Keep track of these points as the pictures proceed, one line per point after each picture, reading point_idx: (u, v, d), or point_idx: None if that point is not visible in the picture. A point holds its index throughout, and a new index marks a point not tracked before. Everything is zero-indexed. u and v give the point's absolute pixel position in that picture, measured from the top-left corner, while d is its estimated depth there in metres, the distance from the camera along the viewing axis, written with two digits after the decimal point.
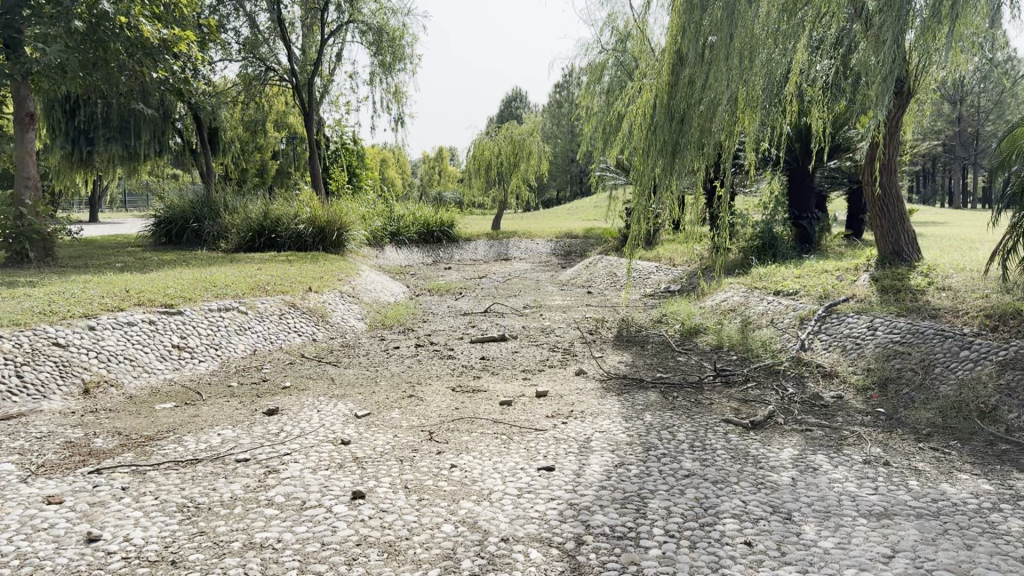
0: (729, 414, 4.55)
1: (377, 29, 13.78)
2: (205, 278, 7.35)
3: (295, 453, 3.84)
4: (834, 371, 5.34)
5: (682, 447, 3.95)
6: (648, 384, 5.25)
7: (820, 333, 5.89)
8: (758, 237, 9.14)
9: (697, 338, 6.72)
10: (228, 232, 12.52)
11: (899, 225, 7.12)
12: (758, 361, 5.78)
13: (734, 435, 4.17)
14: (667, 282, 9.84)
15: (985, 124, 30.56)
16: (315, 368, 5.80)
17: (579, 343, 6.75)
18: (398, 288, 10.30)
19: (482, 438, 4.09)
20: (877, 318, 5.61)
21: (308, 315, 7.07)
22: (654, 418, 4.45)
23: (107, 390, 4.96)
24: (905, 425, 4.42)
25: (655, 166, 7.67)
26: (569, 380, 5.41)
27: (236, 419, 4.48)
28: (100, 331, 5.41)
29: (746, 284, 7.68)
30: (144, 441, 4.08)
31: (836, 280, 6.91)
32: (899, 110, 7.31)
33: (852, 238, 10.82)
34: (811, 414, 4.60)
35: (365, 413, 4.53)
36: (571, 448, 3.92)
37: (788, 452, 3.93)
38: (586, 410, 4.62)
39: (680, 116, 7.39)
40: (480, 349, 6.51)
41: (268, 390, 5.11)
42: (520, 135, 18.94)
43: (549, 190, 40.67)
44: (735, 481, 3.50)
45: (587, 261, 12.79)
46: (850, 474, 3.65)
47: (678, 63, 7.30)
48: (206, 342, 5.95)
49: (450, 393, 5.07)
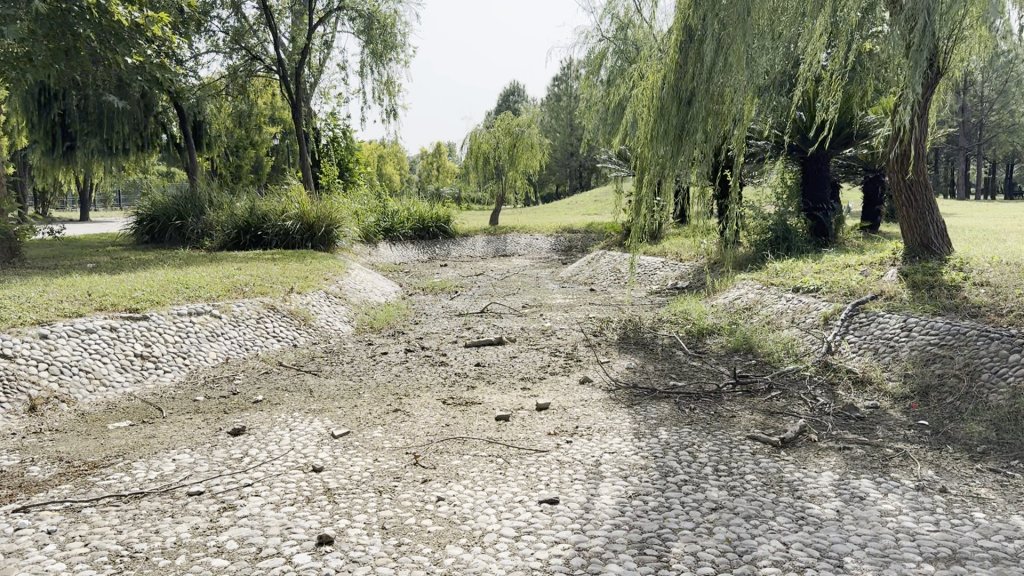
0: (754, 430, 4.02)
1: (367, 17, 13.21)
2: (177, 279, 6.81)
3: (257, 484, 3.32)
4: (866, 378, 4.81)
5: (706, 471, 3.43)
6: (660, 395, 4.71)
7: (849, 334, 5.36)
8: (771, 230, 8.63)
9: (710, 340, 6.19)
10: (212, 230, 11.95)
11: (927, 215, 6.55)
12: (781, 367, 5.25)
13: (764, 456, 3.64)
14: (673, 279, 9.33)
15: (991, 114, 29.79)
16: (293, 378, 5.27)
17: (582, 346, 6.22)
18: (389, 287, 9.78)
19: (475, 463, 3.56)
20: (911, 317, 5.08)
21: (288, 319, 6.54)
22: (670, 435, 3.92)
23: (57, 406, 4.43)
24: (954, 441, 3.89)
25: (661, 153, 7.10)
26: (573, 390, 4.89)
27: (195, 441, 3.95)
28: (54, 340, 4.88)
29: (762, 280, 7.17)
30: (87, 469, 3.56)
31: (860, 276, 6.36)
32: (928, 92, 6.62)
33: (869, 229, 10.26)
34: (848, 429, 4.07)
35: (344, 432, 4.00)
36: (577, 474, 3.39)
37: (826, 477, 3.41)
38: (593, 427, 4.09)
39: (687, 98, 6.81)
40: (475, 354, 5.98)
41: (237, 405, 4.58)
42: (518, 128, 18.26)
43: (549, 184, 40.15)
44: (772, 516, 2.98)
45: (589, 256, 12.25)
46: (904, 505, 3.11)
47: (687, 40, 6.71)
48: (173, 350, 5.41)
49: (441, 406, 4.54)
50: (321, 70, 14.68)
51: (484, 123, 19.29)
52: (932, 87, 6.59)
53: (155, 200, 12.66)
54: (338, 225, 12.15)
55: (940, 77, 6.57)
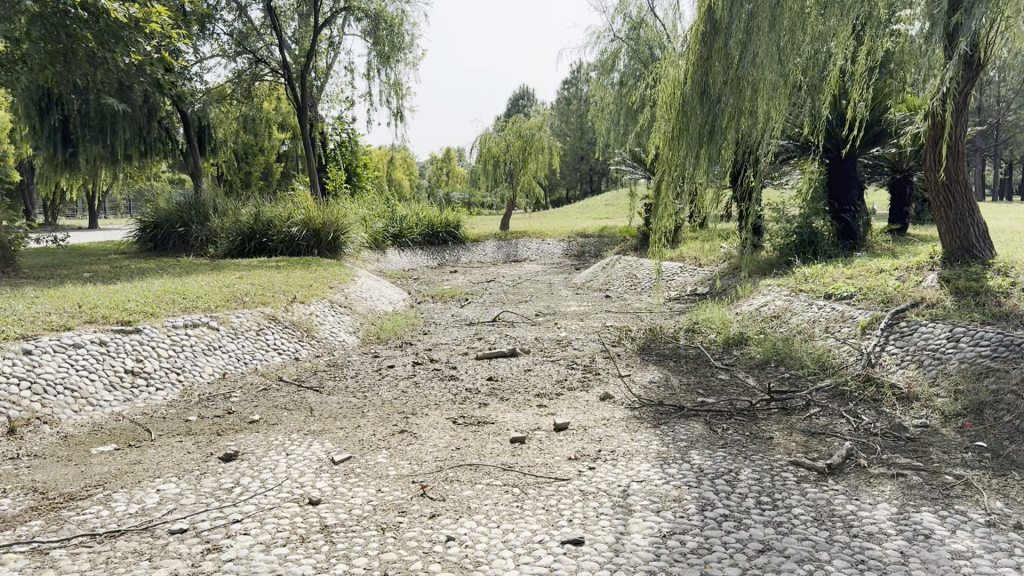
0: (796, 454, 3.66)
1: (374, 16, 12.92)
2: (174, 289, 6.49)
3: (247, 520, 2.98)
4: (913, 394, 4.43)
5: (748, 505, 3.07)
6: (688, 413, 4.34)
7: (889, 344, 4.99)
8: (796, 233, 8.22)
9: (738, 351, 5.82)
10: (217, 237, 11.62)
11: (967, 217, 6.16)
12: (817, 381, 4.88)
13: (810, 485, 3.29)
14: (693, 284, 8.95)
15: (1009, 114, 29.07)
16: (294, 395, 4.92)
17: (601, 357, 5.86)
18: (397, 294, 9.46)
19: (488, 494, 3.21)
20: (958, 326, 4.71)
21: (291, 330, 6.22)
22: (703, 460, 3.56)
23: (39, 428, 4.09)
24: (1020, 465, 3.49)
25: (683, 154, 6.66)
26: (592, 407, 4.54)
27: (182, 468, 3.61)
28: (38, 356, 4.54)
29: (790, 287, 6.79)
30: (62, 502, 3.22)
31: (897, 281, 5.99)
32: (965, 85, 6.04)
33: (897, 231, 9.85)
34: (899, 452, 3.71)
35: (346, 458, 3.65)
36: (603, 508, 3.03)
37: (883, 511, 3.05)
38: (618, 450, 3.74)
39: (714, 93, 6.35)
40: (487, 367, 5.64)
41: (231, 426, 4.24)
42: (529, 130, 17.96)
43: (559, 189, 39.79)
44: (827, 559, 2.62)
45: (603, 261, 11.91)
46: (977, 546, 2.74)
47: (712, 31, 6.24)
48: (167, 365, 5.08)
49: (451, 427, 4.19)
50: (328, 72, 14.43)
51: (494, 127, 18.94)
52: (971, 79, 6.00)
53: (157, 206, 12.35)
54: (346, 232, 11.88)
55: (981, 68, 5.99)
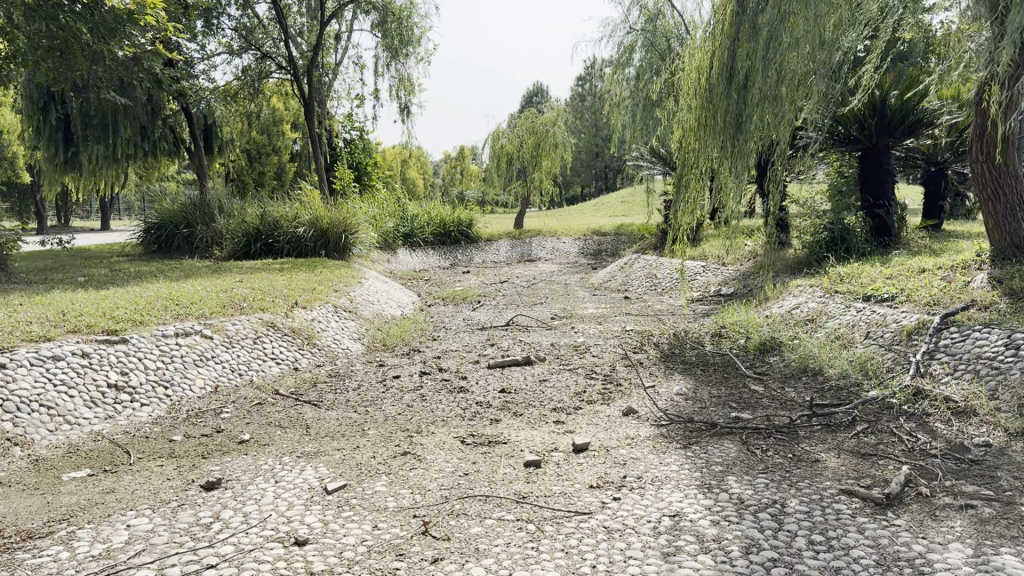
0: (848, 482, 3.23)
1: (382, 9, 12.50)
2: (168, 294, 6.12)
3: (222, 566, 2.59)
4: (970, 408, 3.98)
5: (802, 546, 2.66)
6: (721, 431, 3.92)
7: (939, 353, 4.54)
8: (826, 231, 7.75)
9: (771, 359, 5.39)
10: (222, 239, 11.28)
11: (1018, 211, 5.68)
12: (862, 392, 4.44)
13: (868, 520, 2.87)
14: (716, 284, 8.53)
15: None
16: (290, 410, 4.54)
17: (622, 366, 5.46)
18: (406, 296, 9.09)
19: (500, 531, 2.81)
20: (1017, 333, 4.26)
21: (290, 338, 5.86)
22: (744, 489, 3.15)
23: (8, 451, 3.71)
24: None
25: (708, 147, 6.20)
26: (614, 423, 4.14)
27: (159, 498, 3.23)
28: (12, 369, 4.17)
29: (823, 287, 6.35)
30: (18, 542, 2.84)
31: (943, 281, 5.53)
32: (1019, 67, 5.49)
33: (931, 227, 9.35)
34: (964, 479, 3.28)
35: (340, 486, 3.27)
36: (633, 551, 2.62)
37: (957, 553, 2.63)
38: (648, 476, 3.33)
39: (742, 79, 5.86)
40: (500, 377, 5.25)
41: (219, 448, 3.87)
42: (542, 126, 17.56)
43: (575, 187, 39.38)
44: None
45: (622, 260, 11.48)
46: None
47: (739, 11, 5.77)
48: (154, 378, 4.71)
49: (459, 447, 3.79)
50: (337, 69, 14.05)
51: (507, 123, 18.55)
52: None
53: (162, 206, 12.05)
54: (354, 232, 11.54)
55: None
